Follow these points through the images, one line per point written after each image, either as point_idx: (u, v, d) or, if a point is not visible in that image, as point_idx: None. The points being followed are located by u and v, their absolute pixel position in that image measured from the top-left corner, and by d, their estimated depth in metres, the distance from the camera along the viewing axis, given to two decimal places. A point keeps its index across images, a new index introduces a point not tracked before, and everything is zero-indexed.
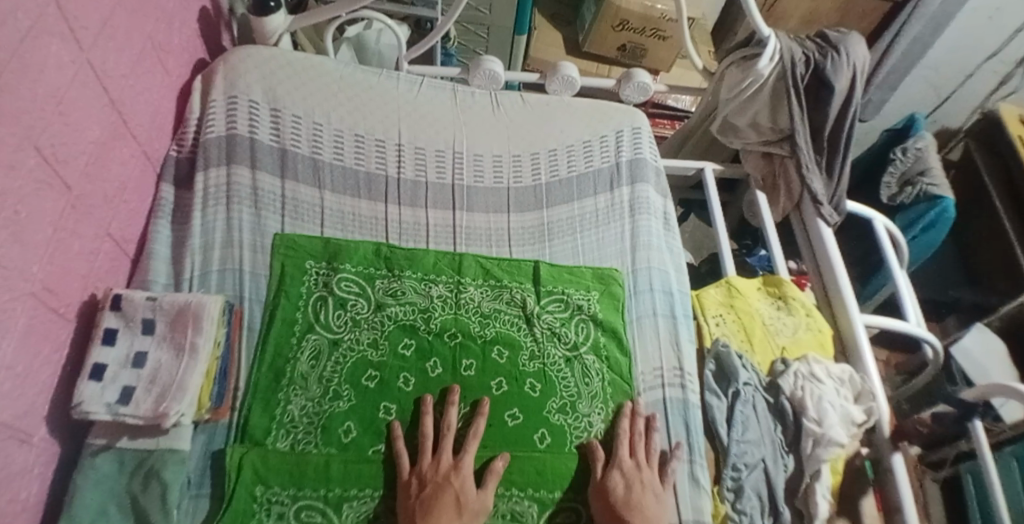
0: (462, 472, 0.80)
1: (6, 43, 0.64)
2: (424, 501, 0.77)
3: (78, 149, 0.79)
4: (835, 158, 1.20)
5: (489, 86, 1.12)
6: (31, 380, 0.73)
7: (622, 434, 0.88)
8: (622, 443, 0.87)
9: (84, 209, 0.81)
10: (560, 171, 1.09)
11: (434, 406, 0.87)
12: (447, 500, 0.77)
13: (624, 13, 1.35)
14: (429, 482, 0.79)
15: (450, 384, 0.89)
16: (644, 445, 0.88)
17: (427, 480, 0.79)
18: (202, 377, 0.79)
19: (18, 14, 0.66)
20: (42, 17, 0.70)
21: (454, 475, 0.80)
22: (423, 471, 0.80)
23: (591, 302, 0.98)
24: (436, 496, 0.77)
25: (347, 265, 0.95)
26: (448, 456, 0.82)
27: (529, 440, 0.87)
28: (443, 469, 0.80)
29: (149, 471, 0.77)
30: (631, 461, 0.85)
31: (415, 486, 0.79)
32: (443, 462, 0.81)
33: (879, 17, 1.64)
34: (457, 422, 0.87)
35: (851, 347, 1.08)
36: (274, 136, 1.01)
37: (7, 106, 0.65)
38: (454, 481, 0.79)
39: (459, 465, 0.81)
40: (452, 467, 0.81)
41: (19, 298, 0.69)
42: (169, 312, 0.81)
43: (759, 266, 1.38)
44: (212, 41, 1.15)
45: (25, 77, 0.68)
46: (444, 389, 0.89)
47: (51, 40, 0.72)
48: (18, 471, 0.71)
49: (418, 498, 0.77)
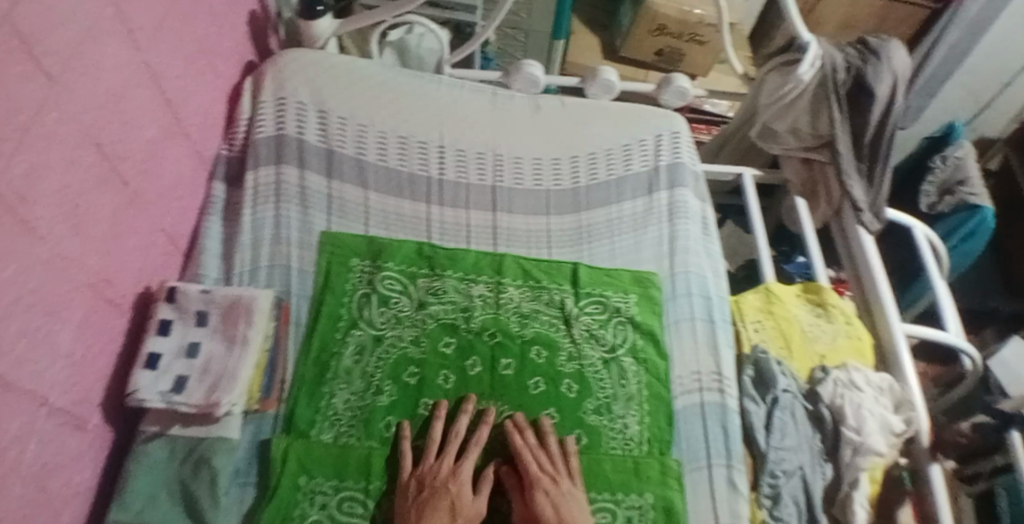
0: (460, 478, 0.81)
1: (67, 43, 0.67)
2: (421, 505, 0.77)
3: (135, 147, 0.82)
4: (877, 165, 1.18)
5: (529, 90, 1.15)
6: (87, 367, 0.76)
7: (522, 453, 0.84)
8: (529, 461, 0.83)
9: (140, 204, 0.84)
10: (599, 175, 1.10)
11: (446, 412, 0.87)
12: (443, 505, 0.77)
13: (661, 18, 1.37)
14: (427, 487, 0.79)
15: (467, 393, 0.89)
16: (550, 456, 0.84)
17: (425, 484, 0.80)
18: (252, 368, 0.81)
19: (79, 15, 0.68)
20: (101, 18, 0.73)
21: (451, 481, 0.80)
22: (422, 474, 0.81)
23: (629, 305, 0.98)
24: (432, 501, 0.78)
25: (390, 263, 0.96)
26: (449, 460, 0.82)
27: (504, 452, 0.88)
28: (443, 474, 0.81)
29: (199, 459, 0.79)
30: (547, 478, 0.81)
31: (413, 488, 0.79)
32: (443, 466, 0.81)
33: (917, 24, 1.66)
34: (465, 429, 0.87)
35: (891, 357, 1.06)
36: (321, 136, 1.03)
37: (67, 103, 0.68)
38: (452, 487, 0.79)
39: (458, 471, 0.81)
40: (451, 472, 0.81)
41: (76, 289, 0.72)
42: (221, 305, 0.84)
43: (797, 273, 1.36)
44: (260, 44, 1.18)
45: (85, 76, 0.70)
46: (461, 397, 0.89)
47: (110, 40, 0.75)
48: (71, 456, 0.74)
49: (415, 502, 0.78)
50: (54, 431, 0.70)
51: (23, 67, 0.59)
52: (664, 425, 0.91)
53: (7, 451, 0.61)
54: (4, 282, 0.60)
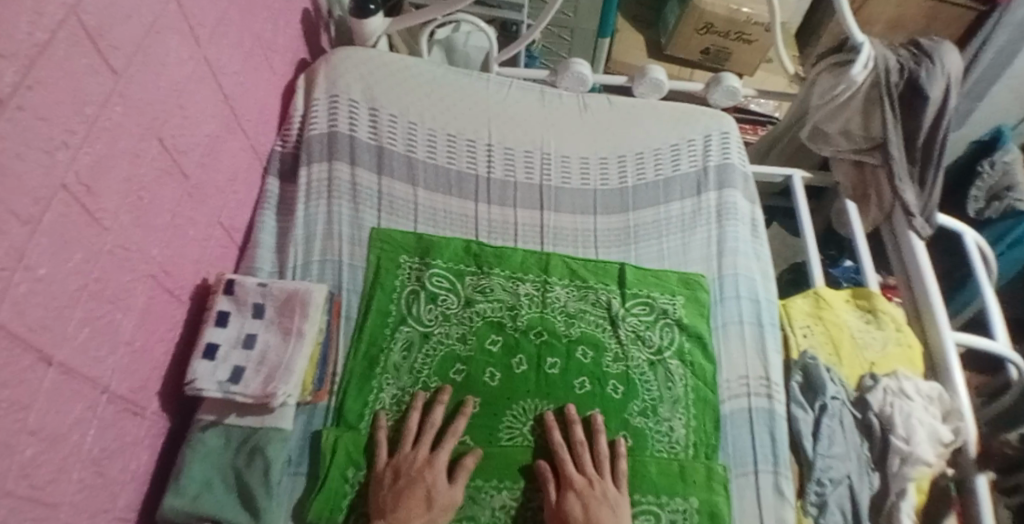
0: (434, 468, 0.80)
1: (132, 38, 0.68)
2: (396, 494, 0.78)
3: (195, 141, 0.84)
4: (929, 169, 1.14)
5: (575, 89, 1.14)
6: (148, 356, 0.78)
7: (560, 449, 0.84)
8: (566, 458, 0.83)
9: (200, 198, 0.86)
10: (646, 175, 1.09)
11: (423, 402, 0.87)
12: (418, 493, 0.78)
13: (708, 16, 1.41)
14: (402, 475, 0.80)
15: (443, 383, 0.89)
16: (592, 456, 0.85)
17: (400, 472, 0.80)
18: (306, 360, 0.82)
19: (143, 10, 0.70)
20: (165, 13, 0.74)
21: (427, 470, 0.80)
22: (397, 463, 0.81)
23: (676, 307, 0.98)
24: (407, 490, 0.78)
25: (438, 260, 0.97)
26: (425, 449, 0.82)
27: (541, 450, 0.86)
28: (417, 462, 0.81)
29: (254, 447, 0.80)
30: (581, 479, 0.81)
31: (389, 477, 0.80)
32: (419, 455, 0.81)
33: (966, 24, 1.63)
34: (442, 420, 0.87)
35: (941, 365, 1.03)
36: (372, 133, 1.04)
37: (131, 97, 0.69)
38: (427, 476, 0.79)
39: (433, 460, 0.81)
40: (426, 461, 0.81)
41: (139, 279, 0.74)
42: (278, 298, 0.85)
43: (843, 278, 1.33)
44: (313, 41, 1.20)
45: (148, 71, 0.72)
46: (437, 387, 0.89)
47: (172, 35, 0.76)
48: (130, 442, 0.76)
49: (390, 490, 0.78)
50: (114, 417, 0.72)
51: (88, 60, 0.61)
52: (710, 429, 0.90)
53: (68, 435, 0.63)
54: (70, 271, 0.62)
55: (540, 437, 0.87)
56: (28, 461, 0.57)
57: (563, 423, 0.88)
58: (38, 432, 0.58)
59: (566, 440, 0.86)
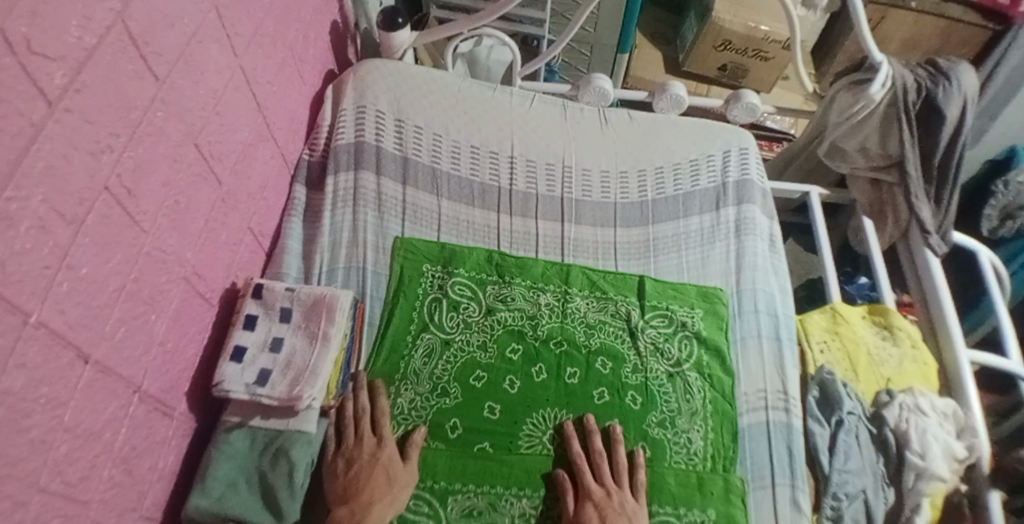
0: (385, 449, 0.83)
1: (174, 45, 0.70)
2: (352, 480, 0.79)
3: (229, 148, 0.86)
4: (944, 188, 1.16)
5: (596, 103, 1.16)
6: (179, 357, 0.79)
7: (579, 459, 0.85)
8: (584, 468, 0.84)
9: (232, 203, 0.88)
10: (666, 188, 1.11)
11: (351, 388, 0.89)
12: (377, 475, 0.80)
13: (726, 33, 1.46)
14: (355, 462, 0.81)
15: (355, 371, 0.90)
16: (608, 466, 0.85)
17: (354, 461, 0.82)
18: (331, 364, 0.83)
19: (186, 19, 0.72)
20: (205, 23, 0.76)
21: (377, 452, 0.82)
22: (348, 451, 0.83)
23: (696, 320, 0.99)
24: (363, 474, 0.80)
25: (461, 269, 0.99)
26: (368, 434, 0.84)
27: (560, 459, 0.87)
28: (367, 448, 0.83)
29: (278, 449, 0.81)
30: (599, 490, 0.82)
31: (342, 466, 0.81)
32: (366, 443, 0.83)
33: (983, 43, 1.63)
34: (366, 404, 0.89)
35: (956, 382, 1.04)
36: (397, 144, 1.07)
37: (172, 103, 0.71)
38: (380, 458, 0.81)
39: (382, 442, 0.83)
40: (375, 445, 0.83)
41: (174, 282, 0.76)
42: (305, 303, 0.86)
43: (858, 295, 1.34)
44: (340, 53, 1.23)
45: (188, 78, 0.74)
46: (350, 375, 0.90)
47: (212, 44, 0.78)
48: (159, 441, 0.77)
49: (346, 477, 0.80)
50: (145, 416, 0.73)
51: (133, 66, 0.63)
52: (729, 442, 0.91)
53: (102, 432, 0.65)
54: (110, 272, 0.63)
55: (560, 447, 0.88)
56: (63, 457, 0.59)
57: (581, 433, 0.89)
58: (73, 429, 0.60)
59: (585, 451, 0.87)
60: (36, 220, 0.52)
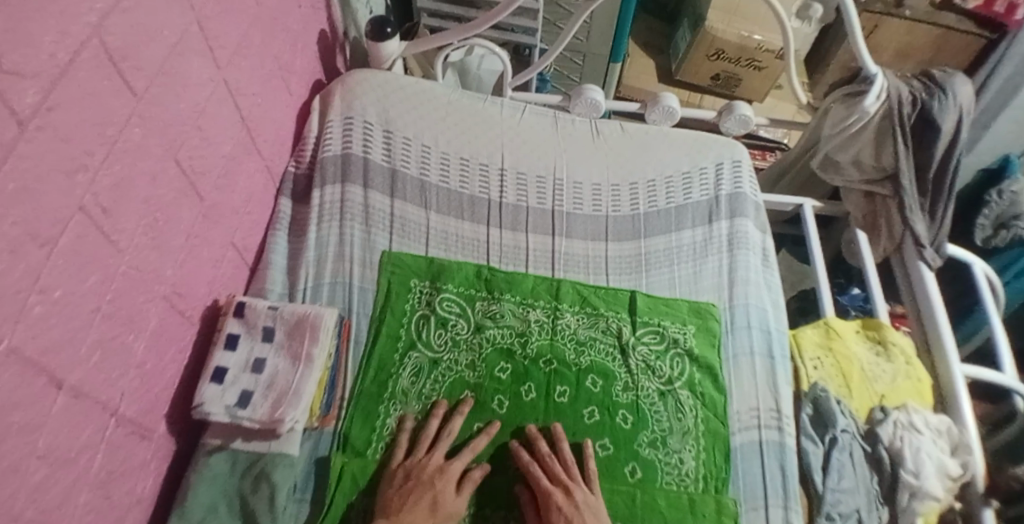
0: (445, 475, 0.80)
1: (155, 59, 0.68)
2: (405, 494, 0.78)
3: (212, 162, 0.84)
4: (939, 201, 1.15)
5: (588, 114, 1.15)
6: (158, 378, 0.77)
7: (529, 464, 0.83)
8: (536, 473, 0.82)
9: (214, 218, 0.86)
10: (658, 201, 1.10)
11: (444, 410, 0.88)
12: (424, 500, 0.77)
13: (719, 43, 1.46)
14: (413, 477, 0.79)
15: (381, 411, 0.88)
16: (562, 466, 0.84)
17: (412, 474, 0.80)
18: (315, 386, 0.82)
19: (167, 32, 0.70)
20: (187, 35, 0.74)
21: (438, 476, 0.80)
22: (409, 465, 0.81)
23: (687, 336, 0.97)
24: (415, 493, 0.77)
25: (449, 285, 0.98)
26: (439, 456, 0.82)
27: (512, 474, 0.86)
28: (429, 470, 0.80)
29: (260, 472, 0.79)
30: (557, 491, 0.80)
31: (400, 477, 0.80)
32: (432, 461, 0.81)
33: (975, 52, 1.63)
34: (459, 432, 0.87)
35: (950, 399, 1.02)
36: (386, 157, 1.05)
37: (151, 118, 0.69)
38: (437, 483, 0.79)
39: (446, 467, 0.81)
40: (439, 468, 0.81)
41: (152, 301, 0.74)
42: (288, 322, 0.85)
43: (851, 306, 1.34)
44: (329, 63, 1.21)
45: (167, 92, 0.72)
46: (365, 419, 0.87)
47: (194, 57, 0.76)
48: (137, 465, 0.75)
49: (399, 491, 0.78)
50: (122, 440, 0.71)
51: (111, 81, 0.61)
52: (721, 462, 0.89)
53: (77, 458, 0.63)
54: (86, 293, 0.61)
55: (507, 462, 0.87)
56: (37, 485, 0.57)
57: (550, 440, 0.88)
58: (47, 455, 0.58)
59: (535, 455, 0.86)
60: (6, 243, 0.49)
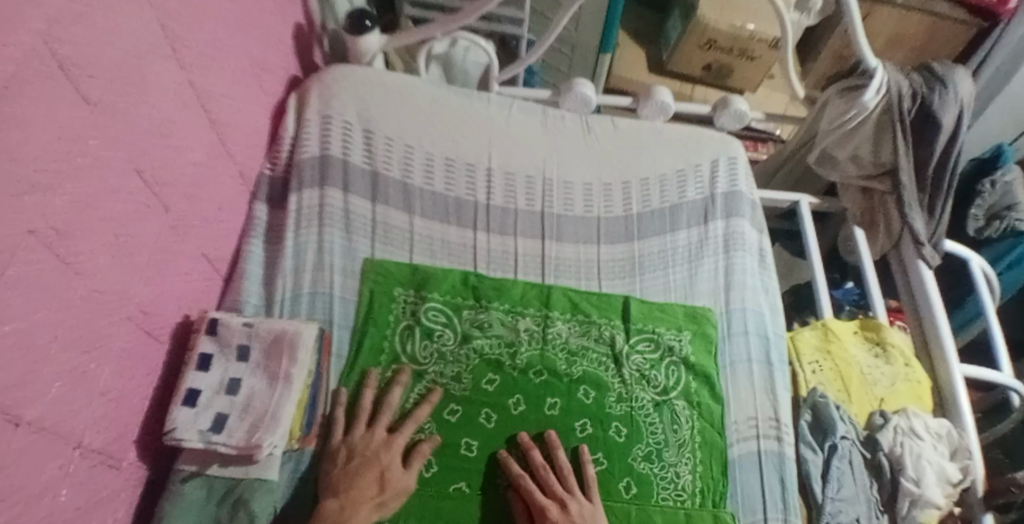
0: (391, 450, 0.79)
1: (111, 65, 0.62)
2: (348, 474, 0.76)
3: (178, 171, 0.78)
4: (938, 198, 1.12)
5: (578, 110, 1.10)
6: (125, 404, 0.72)
7: (522, 476, 0.80)
8: (531, 487, 0.79)
9: (183, 230, 0.80)
10: (651, 201, 1.06)
11: (378, 381, 0.87)
12: (371, 476, 0.76)
13: (711, 32, 1.41)
14: (357, 455, 0.78)
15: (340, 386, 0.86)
16: (559, 480, 0.80)
17: (355, 453, 0.79)
18: (294, 407, 0.77)
19: (124, 34, 0.64)
20: (147, 36, 0.68)
21: (383, 451, 0.79)
22: (353, 443, 0.80)
23: (683, 344, 0.94)
24: (361, 470, 0.76)
25: (435, 294, 0.93)
26: (382, 431, 0.81)
27: (500, 485, 0.82)
28: (376, 443, 0.80)
29: (236, 500, 0.74)
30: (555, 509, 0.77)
31: (342, 457, 0.79)
32: (375, 437, 0.80)
33: (964, 43, 1.61)
34: (400, 404, 0.86)
35: (950, 402, 1.00)
36: (366, 158, 1.01)
37: (108, 128, 0.63)
38: (383, 457, 0.78)
39: (391, 442, 0.80)
40: (383, 443, 0.80)
41: (116, 323, 0.68)
42: (265, 339, 0.80)
43: (845, 301, 1.29)
44: (305, 58, 1.15)
45: (127, 99, 0.65)
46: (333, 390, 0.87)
47: (154, 59, 0.70)
48: (107, 497, 0.70)
49: (343, 469, 0.77)
50: (89, 473, 0.65)
51: (60, 92, 0.55)
52: (718, 475, 0.86)
53: (41, 497, 0.57)
54: (40, 323, 0.55)
55: (499, 475, 0.83)
56: None
57: (544, 451, 0.84)
58: (8, 498, 0.52)
59: (528, 467, 0.82)
60: None
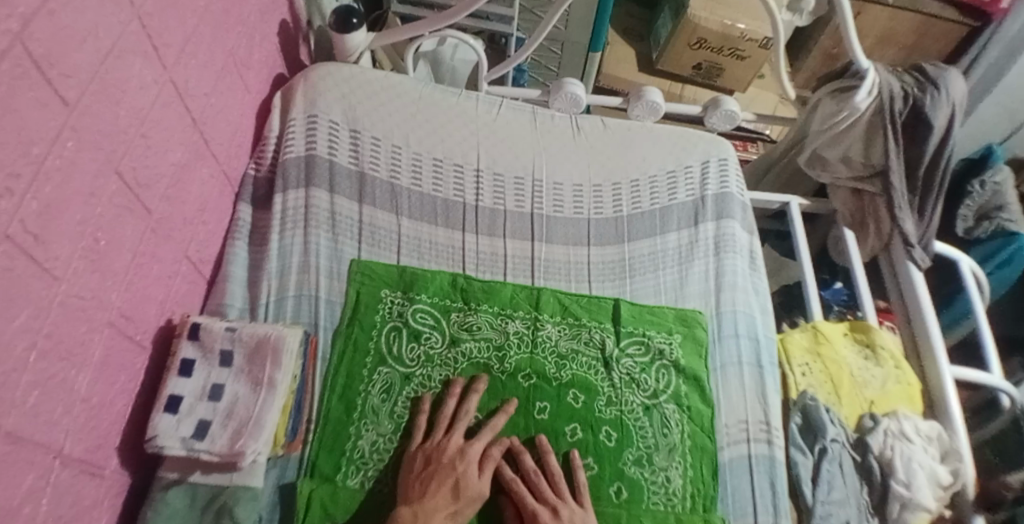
0: (467, 457, 0.78)
1: (88, 63, 0.60)
2: (421, 484, 0.75)
3: (160, 173, 0.76)
4: (929, 198, 1.12)
5: (568, 110, 1.08)
6: (105, 411, 0.70)
7: (514, 481, 0.79)
8: (523, 492, 0.78)
9: (164, 233, 0.78)
10: (642, 202, 1.05)
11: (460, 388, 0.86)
12: (446, 484, 0.76)
13: (701, 31, 1.40)
14: (433, 461, 0.78)
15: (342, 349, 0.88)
16: (550, 485, 0.79)
17: (432, 460, 0.78)
18: (278, 413, 0.76)
19: (102, 32, 0.62)
20: (126, 34, 0.65)
21: (459, 459, 0.78)
22: (428, 449, 0.79)
23: (673, 347, 0.93)
24: (437, 476, 0.76)
25: (423, 296, 0.93)
26: (458, 438, 0.81)
27: (493, 488, 0.81)
28: (450, 453, 0.79)
29: (220, 508, 0.73)
30: (547, 513, 0.76)
31: (419, 462, 0.78)
32: (452, 443, 0.80)
33: (955, 42, 1.60)
34: (366, 376, 0.86)
35: (939, 403, 1.00)
36: (353, 158, 0.99)
37: (84, 131, 0.60)
38: (459, 466, 0.77)
39: (467, 449, 0.79)
40: (459, 450, 0.79)
41: (96, 329, 0.66)
42: (248, 344, 0.78)
43: (834, 301, 1.29)
44: (290, 55, 1.13)
45: (105, 99, 0.64)
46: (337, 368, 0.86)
47: (134, 58, 0.68)
48: (89, 505, 0.68)
49: (417, 479, 0.76)
50: (70, 482, 0.64)
51: (35, 93, 0.52)
52: (708, 479, 0.86)
53: (19, 509, 0.55)
54: (16, 332, 0.53)
55: (491, 478, 0.82)
56: None
57: (535, 454, 0.84)
58: None
59: (518, 471, 0.81)
60: None
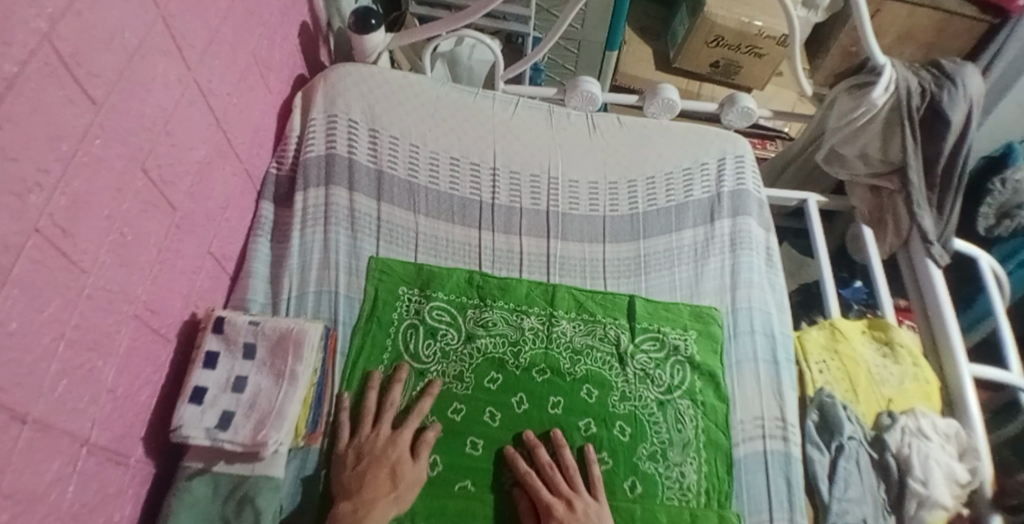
0: (397, 446, 0.79)
1: (115, 63, 0.62)
2: (360, 474, 0.77)
3: (184, 170, 0.78)
4: (948, 195, 1.11)
5: (585, 107, 1.09)
6: (131, 401, 0.72)
7: (528, 475, 0.80)
8: (538, 485, 0.79)
9: (188, 229, 0.80)
10: (657, 200, 1.05)
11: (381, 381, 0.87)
12: (383, 473, 0.77)
13: (718, 29, 1.40)
14: (366, 455, 0.79)
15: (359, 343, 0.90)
16: (566, 479, 0.80)
17: (364, 453, 0.79)
18: (299, 405, 0.77)
19: (128, 33, 0.64)
20: (150, 35, 0.67)
21: (390, 448, 0.79)
22: (359, 443, 0.80)
23: (689, 343, 0.94)
24: (371, 469, 0.77)
25: (439, 293, 0.94)
26: (387, 429, 0.82)
27: (507, 482, 0.82)
28: (381, 442, 0.80)
29: (243, 496, 0.75)
30: (563, 508, 0.76)
31: (351, 457, 0.79)
32: (381, 435, 0.81)
33: (975, 39, 1.58)
34: (381, 372, 0.88)
35: (958, 400, 0.99)
36: (371, 157, 1.01)
37: (110, 129, 0.62)
38: (392, 453, 0.79)
39: (396, 437, 0.80)
40: (389, 439, 0.80)
41: (122, 321, 0.68)
42: (270, 338, 0.80)
43: (853, 300, 1.28)
44: (311, 55, 1.16)
45: (133, 97, 0.66)
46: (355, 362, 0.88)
47: (158, 58, 0.70)
48: (114, 493, 0.70)
49: (354, 470, 0.77)
50: (96, 469, 0.66)
51: (63, 91, 0.54)
52: (723, 475, 0.86)
53: (46, 494, 0.57)
54: (45, 321, 0.55)
55: (507, 471, 0.83)
56: None
57: (551, 448, 0.84)
58: (11, 496, 0.52)
59: (534, 465, 0.82)
60: None
